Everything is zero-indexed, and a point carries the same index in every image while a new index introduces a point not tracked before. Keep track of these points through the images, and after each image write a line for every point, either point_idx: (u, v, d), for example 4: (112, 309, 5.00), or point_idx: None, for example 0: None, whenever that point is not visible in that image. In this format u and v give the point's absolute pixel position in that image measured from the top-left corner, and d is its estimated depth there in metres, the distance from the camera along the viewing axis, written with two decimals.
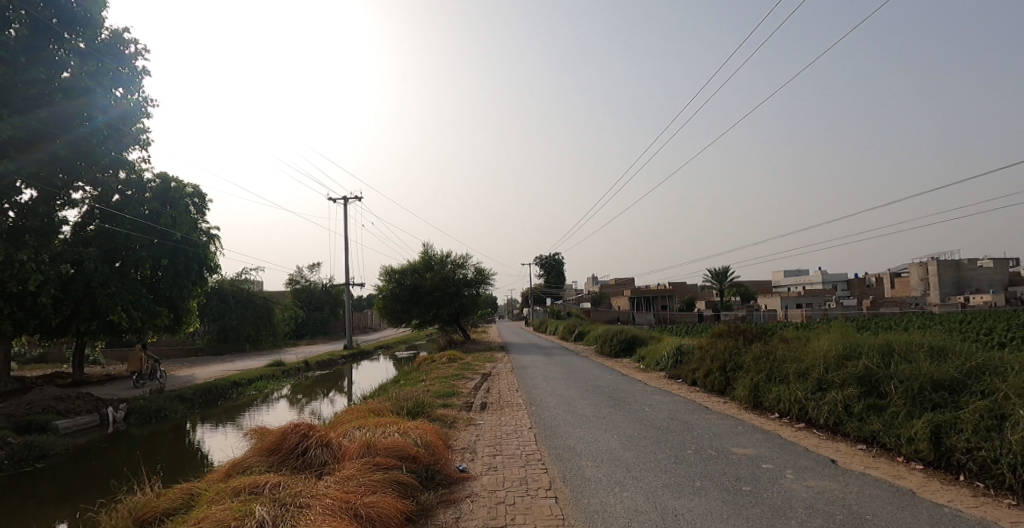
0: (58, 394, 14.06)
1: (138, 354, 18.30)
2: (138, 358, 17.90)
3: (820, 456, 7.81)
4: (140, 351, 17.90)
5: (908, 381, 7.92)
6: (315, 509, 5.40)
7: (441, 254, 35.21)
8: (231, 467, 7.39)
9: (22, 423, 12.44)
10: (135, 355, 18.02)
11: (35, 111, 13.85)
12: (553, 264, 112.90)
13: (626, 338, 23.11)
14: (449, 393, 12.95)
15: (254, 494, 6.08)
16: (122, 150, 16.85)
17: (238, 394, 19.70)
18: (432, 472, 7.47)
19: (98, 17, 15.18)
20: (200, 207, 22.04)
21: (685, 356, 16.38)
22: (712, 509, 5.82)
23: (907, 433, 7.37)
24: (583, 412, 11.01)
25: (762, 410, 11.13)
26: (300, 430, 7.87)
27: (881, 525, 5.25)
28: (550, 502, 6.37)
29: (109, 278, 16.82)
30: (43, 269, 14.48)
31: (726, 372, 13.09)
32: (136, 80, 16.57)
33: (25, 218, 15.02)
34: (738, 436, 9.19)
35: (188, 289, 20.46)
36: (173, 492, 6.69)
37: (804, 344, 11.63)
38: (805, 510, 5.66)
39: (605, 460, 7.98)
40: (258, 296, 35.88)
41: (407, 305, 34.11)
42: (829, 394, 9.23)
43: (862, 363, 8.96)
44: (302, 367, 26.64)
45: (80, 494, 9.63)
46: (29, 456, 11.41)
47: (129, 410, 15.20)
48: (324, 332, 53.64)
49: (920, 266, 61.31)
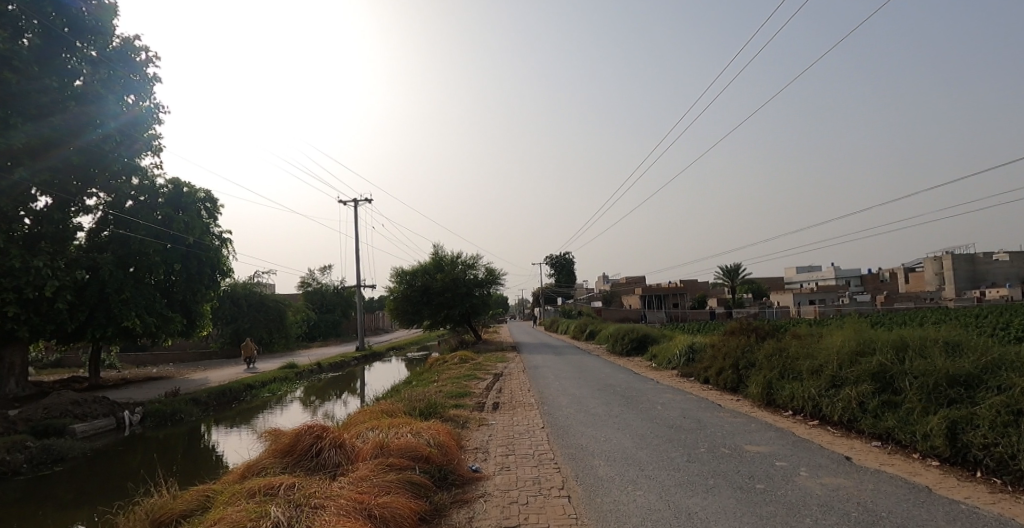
0: (75, 399, 14.23)
1: (251, 345, 25.08)
2: (253, 350, 24.85)
3: (835, 453, 7.75)
4: (253, 344, 24.59)
5: (922, 377, 7.87)
6: (330, 510, 5.44)
7: (451, 254, 35.31)
8: (246, 470, 7.46)
9: (40, 427, 12.62)
10: (250, 344, 24.82)
11: (49, 117, 13.98)
12: (562, 262, 112.63)
13: (637, 337, 23.01)
14: (461, 393, 12.96)
15: (269, 495, 6.13)
16: (134, 155, 17.04)
17: (251, 396, 19.79)
18: (445, 472, 7.51)
19: (109, 26, 15.39)
20: (212, 211, 22.15)
21: (696, 354, 16.27)
22: (726, 507, 5.80)
23: (922, 429, 7.31)
24: (594, 411, 11.00)
25: (776, 408, 11.07)
26: (313, 432, 7.91)
27: (896, 522, 5.22)
28: (562, 501, 6.39)
29: (123, 284, 16.99)
30: (59, 275, 14.67)
31: (738, 370, 13.03)
32: (147, 86, 16.73)
33: (41, 225, 15.08)
34: (751, 434, 9.14)
35: (201, 293, 20.68)
36: (189, 495, 6.78)
37: (817, 340, 11.55)
38: (820, 508, 5.63)
39: (618, 459, 7.97)
40: (270, 299, 36.23)
41: (418, 305, 34.15)
42: (843, 391, 9.17)
43: (876, 359, 8.89)
44: (315, 369, 26.78)
45: (100, 496, 9.80)
46: (47, 460, 11.58)
47: (145, 413, 15.29)
48: (335, 333, 53.98)
49: (933, 260, 60.67)
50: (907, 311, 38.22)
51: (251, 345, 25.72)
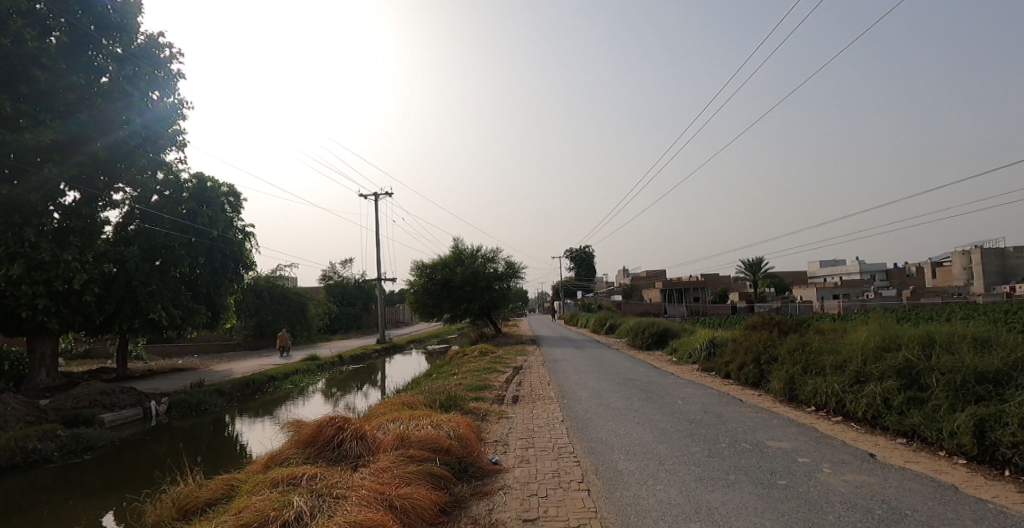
0: (104, 389, 14.57)
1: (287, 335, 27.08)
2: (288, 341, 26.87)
3: (858, 450, 7.64)
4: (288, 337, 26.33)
5: (950, 373, 7.72)
6: (351, 500, 5.51)
7: (471, 248, 35.39)
8: (269, 460, 7.58)
9: (70, 417, 12.96)
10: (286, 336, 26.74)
11: (77, 115, 14.23)
12: (581, 256, 112.37)
13: (657, 331, 22.88)
14: (481, 386, 13.02)
15: (292, 485, 6.22)
16: (159, 151, 17.28)
17: (274, 388, 20.11)
18: (465, 464, 7.55)
19: (134, 24, 15.66)
20: (235, 206, 22.45)
21: (718, 348, 16.14)
22: (747, 503, 5.76)
23: (949, 426, 7.17)
24: (614, 405, 10.97)
25: (798, 403, 10.94)
26: (335, 423, 7.99)
27: (921, 520, 5.13)
28: (582, 495, 6.39)
29: (149, 277, 17.33)
30: (87, 269, 15.00)
31: (760, 365, 12.90)
32: (171, 83, 17.00)
33: (70, 219, 15.39)
34: (773, 430, 9.04)
35: (224, 286, 21.02)
36: (214, 484, 6.91)
37: (841, 335, 11.37)
38: (843, 505, 5.56)
39: (638, 453, 7.95)
40: (293, 292, 36.68)
41: (438, 299, 34.33)
42: (867, 387, 9.03)
43: (902, 355, 8.73)
44: (336, 361, 27.08)
45: (129, 484, 10.02)
46: (77, 448, 11.88)
47: (170, 404, 15.61)
48: (357, 326, 54.61)
49: (962, 254, 59.34)
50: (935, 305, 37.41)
51: (287, 336, 27.84)
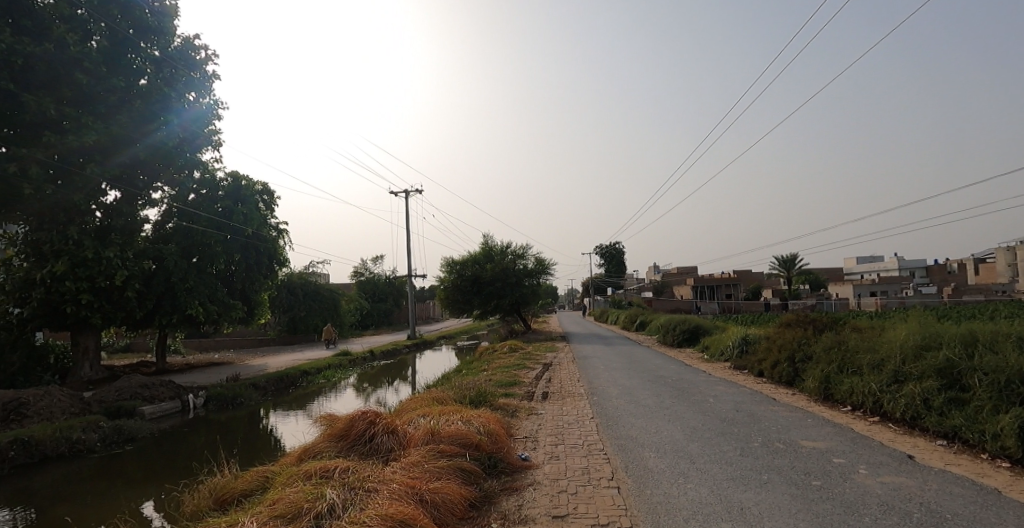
0: (144, 382, 15.06)
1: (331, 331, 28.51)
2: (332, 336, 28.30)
3: (896, 451, 7.45)
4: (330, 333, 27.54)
5: (993, 374, 7.47)
6: (382, 494, 5.59)
7: (501, 245, 35.46)
8: (303, 453, 7.74)
9: (112, 409, 13.43)
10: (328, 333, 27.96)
11: (117, 116, 14.68)
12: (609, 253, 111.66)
13: (690, 328, 22.62)
14: (511, 382, 13.07)
15: (325, 478, 6.34)
16: (196, 151, 17.75)
17: (307, 382, 20.50)
18: (494, 460, 7.59)
19: (170, 26, 16.09)
20: (269, 204, 22.91)
21: (751, 346, 15.89)
22: (781, 503, 5.67)
23: (992, 428, 6.94)
24: (644, 402, 10.90)
25: (833, 403, 10.69)
26: (367, 417, 8.11)
27: (963, 525, 4.98)
28: (612, 492, 6.37)
29: (186, 274, 17.83)
30: (128, 265, 15.49)
31: (795, 363, 12.66)
32: (207, 84, 17.42)
33: (111, 218, 15.89)
34: (807, 429, 8.88)
35: (258, 282, 21.49)
36: (249, 475, 7.07)
37: (879, 333, 11.07)
38: (881, 508, 5.43)
39: (669, 452, 7.88)
40: (325, 288, 37.36)
41: (468, 295, 34.56)
42: (906, 387, 8.79)
43: (943, 354, 8.46)
44: (367, 356, 27.47)
45: (168, 475, 10.32)
46: (119, 439, 12.27)
47: (208, 397, 16.03)
48: (388, 322, 55.34)
49: (1007, 251, 57.03)
50: (983, 304, 35.95)
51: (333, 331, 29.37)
